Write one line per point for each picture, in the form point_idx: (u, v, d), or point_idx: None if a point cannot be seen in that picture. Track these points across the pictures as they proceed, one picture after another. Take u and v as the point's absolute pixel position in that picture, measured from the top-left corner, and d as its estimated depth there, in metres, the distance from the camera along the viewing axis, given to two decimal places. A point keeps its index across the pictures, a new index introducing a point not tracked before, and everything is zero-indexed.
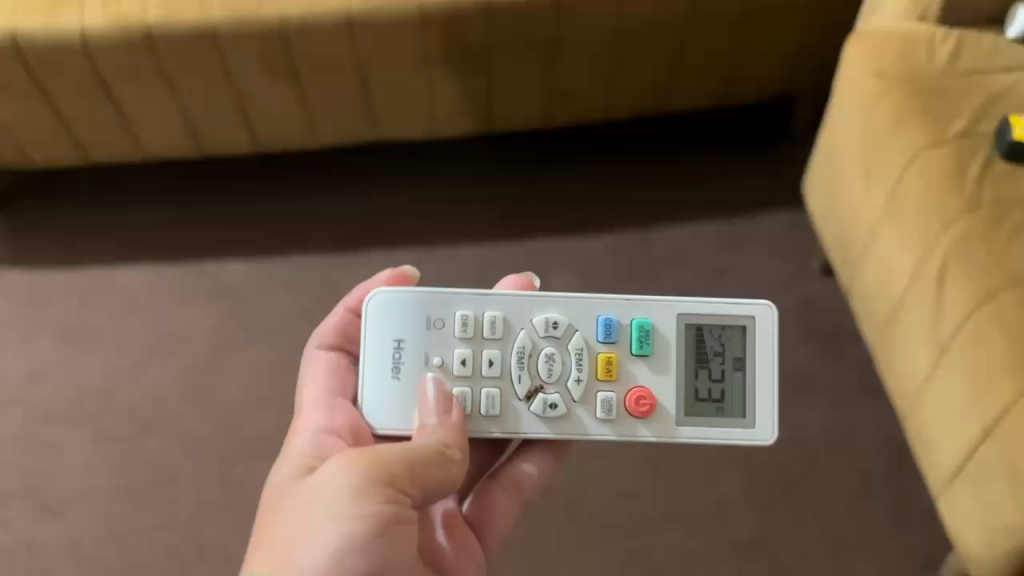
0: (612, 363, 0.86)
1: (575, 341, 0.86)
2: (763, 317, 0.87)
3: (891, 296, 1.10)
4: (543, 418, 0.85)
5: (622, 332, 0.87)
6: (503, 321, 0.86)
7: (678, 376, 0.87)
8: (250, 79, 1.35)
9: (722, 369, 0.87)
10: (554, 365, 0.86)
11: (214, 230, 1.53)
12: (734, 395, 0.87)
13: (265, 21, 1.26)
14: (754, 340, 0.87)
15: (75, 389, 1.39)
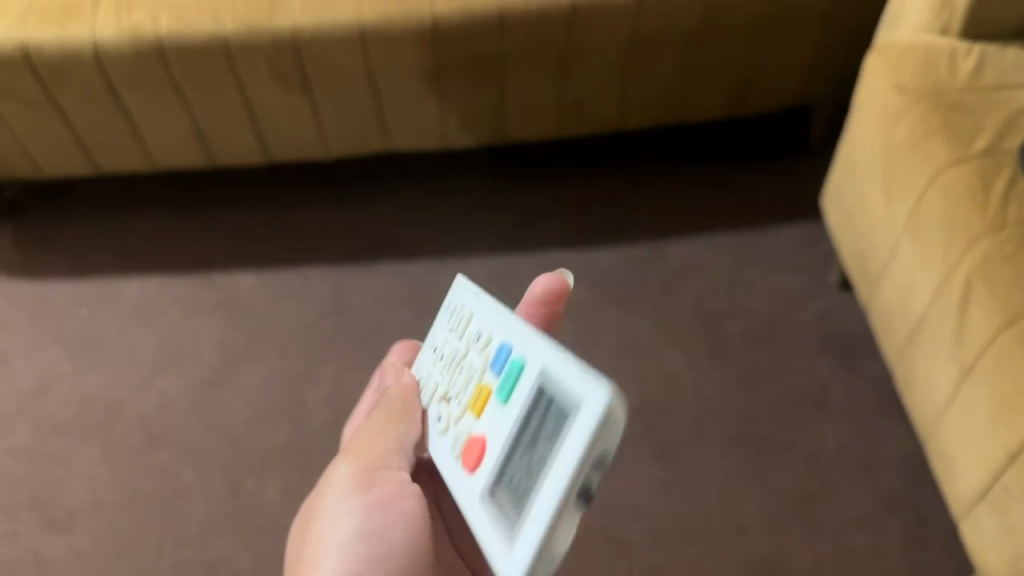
0: (482, 394, 0.66)
1: (485, 359, 0.69)
2: (590, 410, 0.51)
3: (912, 315, 1.08)
4: (434, 431, 0.72)
5: (513, 356, 0.64)
6: (471, 325, 0.74)
7: (537, 445, 0.56)
8: (261, 90, 1.33)
9: (559, 430, 0.54)
10: (462, 383, 0.70)
11: (225, 241, 1.53)
12: (561, 453, 0.53)
13: (277, 33, 1.25)
14: (583, 419, 0.51)
15: (83, 401, 1.38)
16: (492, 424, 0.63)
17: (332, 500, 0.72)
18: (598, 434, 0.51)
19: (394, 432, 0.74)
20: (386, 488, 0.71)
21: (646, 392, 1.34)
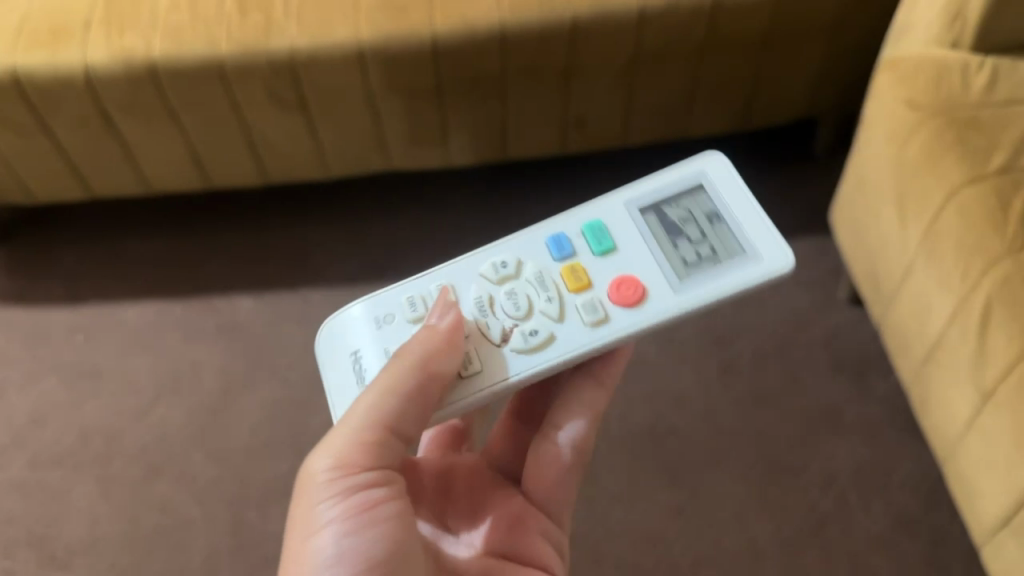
0: (577, 270, 0.81)
1: (529, 271, 0.82)
2: (761, 260, 0.76)
3: (929, 335, 1.05)
4: (528, 349, 0.76)
5: (578, 244, 0.83)
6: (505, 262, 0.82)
7: (647, 243, 0.81)
8: (258, 112, 1.31)
9: (698, 233, 0.80)
10: (547, 287, 0.80)
11: (223, 263, 1.50)
12: (722, 242, 0.78)
13: (274, 53, 1.22)
14: (717, 193, 0.81)
15: (81, 431, 1.35)
16: (631, 312, 0.77)
17: (307, 499, 0.69)
18: (742, 266, 0.76)
19: (363, 423, 0.69)
20: (362, 492, 0.68)
21: (657, 413, 1.32)
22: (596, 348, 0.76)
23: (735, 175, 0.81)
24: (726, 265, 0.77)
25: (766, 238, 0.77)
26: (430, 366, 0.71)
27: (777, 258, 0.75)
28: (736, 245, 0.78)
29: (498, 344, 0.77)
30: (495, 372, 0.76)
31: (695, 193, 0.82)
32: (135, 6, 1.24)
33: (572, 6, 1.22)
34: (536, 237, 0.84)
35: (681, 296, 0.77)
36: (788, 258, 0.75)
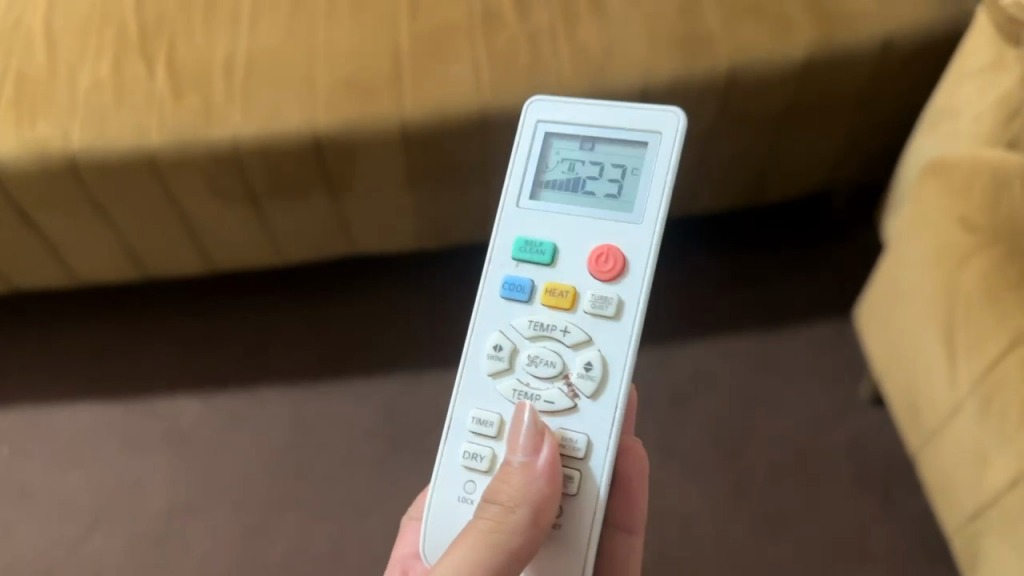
0: (556, 287, 0.72)
1: (521, 327, 0.73)
2: (668, 128, 0.73)
3: (980, 494, 0.91)
4: (591, 383, 0.69)
5: (526, 272, 0.74)
6: (495, 341, 0.73)
7: (579, 213, 0.74)
8: (199, 205, 1.13)
9: (596, 167, 0.75)
10: (548, 326, 0.72)
11: (167, 356, 1.32)
12: (619, 155, 0.74)
13: (213, 146, 1.03)
14: (567, 119, 0.76)
15: (9, 568, 1.19)
16: (642, 267, 0.71)
17: None
18: (666, 143, 0.73)
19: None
20: None
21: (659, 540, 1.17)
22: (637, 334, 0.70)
23: (551, 100, 0.77)
24: (645, 165, 0.73)
25: (636, 114, 0.74)
26: (546, 503, 0.65)
27: (667, 118, 0.73)
28: (630, 146, 0.74)
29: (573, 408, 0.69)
30: (600, 440, 0.68)
31: (551, 144, 0.77)
32: (48, 87, 1.05)
33: (564, 86, 1.04)
34: (487, 306, 0.74)
35: (648, 221, 0.72)
36: (668, 108, 0.73)
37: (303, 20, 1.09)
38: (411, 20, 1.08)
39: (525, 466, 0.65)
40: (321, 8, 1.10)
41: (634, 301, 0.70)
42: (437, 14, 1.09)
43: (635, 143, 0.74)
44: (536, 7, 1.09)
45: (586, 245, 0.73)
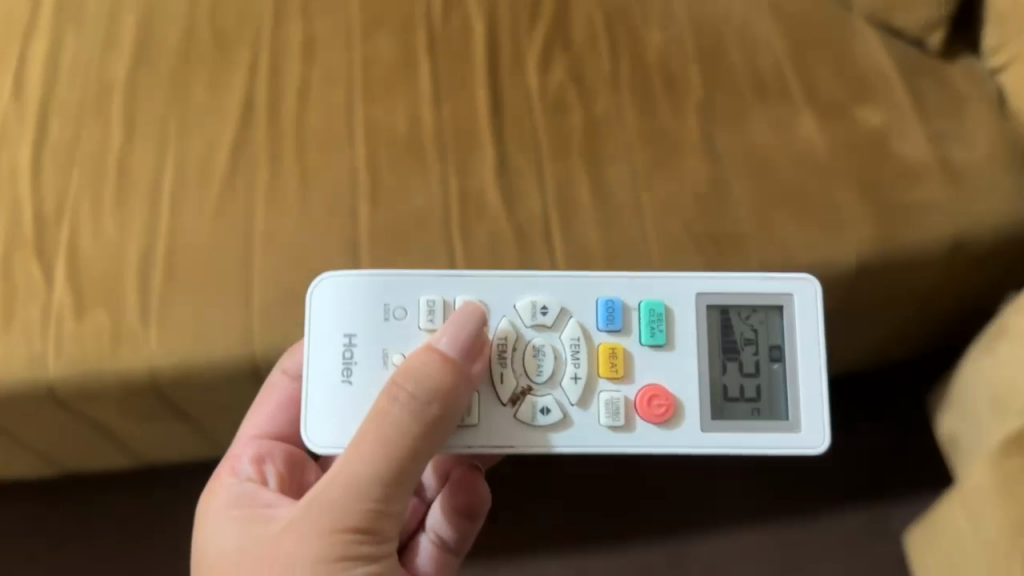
0: (615, 357, 0.61)
1: (568, 331, 0.62)
2: (800, 435, 0.60)
3: None
4: (529, 425, 0.60)
5: (629, 317, 0.62)
6: (544, 313, 0.62)
7: (699, 354, 0.62)
8: (118, 422, 0.92)
9: (754, 360, 0.62)
10: (579, 360, 0.61)
11: (91, 550, 1.11)
12: (773, 394, 0.61)
13: (125, 379, 0.83)
14: (795, 323, 0.62)
15: None
16: (652, 435, 0.60)
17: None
18: (787, 444, 0.60)
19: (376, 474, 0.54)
20: None
21: None
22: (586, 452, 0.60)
23: (823, 319, 0.61)
24: (778, 431, 0.60)
25: (819, 408, 0.60)
26: (461, 401, 0.56)
27: (811, 439, 0.60)
28: (785, 407, 0.61)
29: (505, 406, 0.60)
30: (494, 439, 0.60)
31: (775, 318, 0.62)
32: None
33: None
34: (573, 284, 0.63)
35: (708, 436, 0.60)
36: (823, 445, 0.60)
37: (239, 205, 0.88)
38: (372, 205, 0.88)
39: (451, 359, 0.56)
40: (262, 188, 0.89)
41: (623, 443, 0.60)
42: (405, 197, 0.88)
43: (784, 414, 0.61)
44: (527, 189, 0.89)
45: (662, 374, 0.61)
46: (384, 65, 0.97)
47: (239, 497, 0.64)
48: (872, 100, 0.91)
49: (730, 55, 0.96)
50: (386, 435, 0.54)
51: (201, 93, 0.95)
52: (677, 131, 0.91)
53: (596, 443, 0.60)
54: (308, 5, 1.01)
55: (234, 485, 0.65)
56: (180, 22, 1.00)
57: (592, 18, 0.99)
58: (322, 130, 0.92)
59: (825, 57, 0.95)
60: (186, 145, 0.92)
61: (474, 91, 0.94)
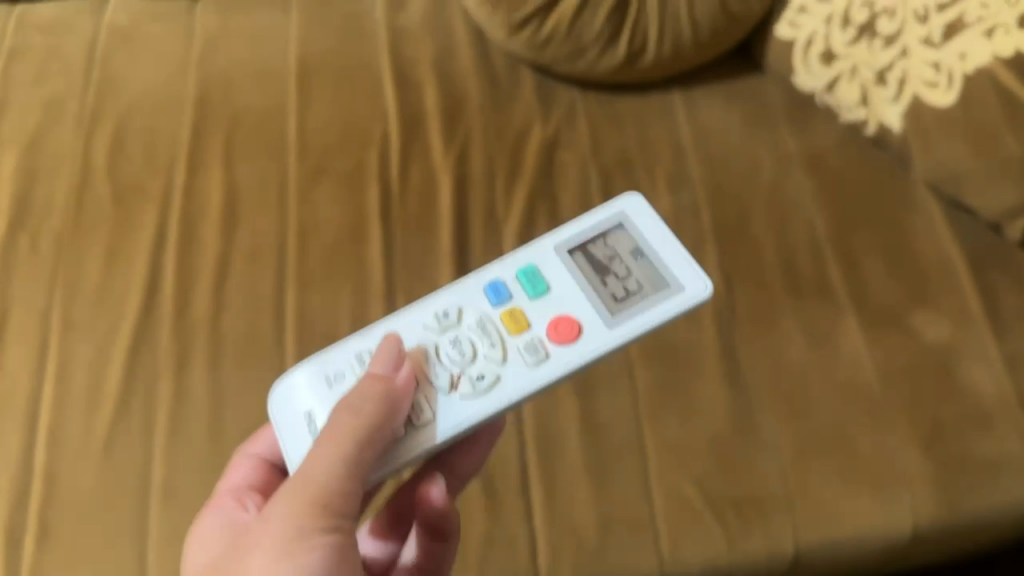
0: (518, 318, 0.55)
1: (467, 317, 0.55)
2: (681, 290, 0.55)
3: None
4: (468, 395, 0.51)
5: (513, 290, 0.56)
6: (437, 306, 0.55)
7: (579, 284, 0.56)
8: None
9: (626, 267, 0.57)
10: (488, 331, 0.54)
11: None
12: (652, 275, 0.56)
13: None
14: (638, 231, 0.58)
15: None
16: (575, 351, 0.53)
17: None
18: (674, 299, 0.55)
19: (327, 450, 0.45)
20: (326, 542, 0.43)
21: None
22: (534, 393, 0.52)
23: (655, 216, 0.59)
24: (667, 296, 0.55)
25: (679, 259, 0.56)
26: (406, 419, 0.49)
27: (692, 287, 0.55)
28: (661, 275, 0.56)
29: (447, 393, 0.51)
30: (456, 426, 0.50)
31: (622, 230, 0.59)
32: None
33: None
34: (459, 291, 0.56)
35: (618, 329, 0.54)
36: (708, 285, 0.55)
37: (134, 439, 0.69)
38: None
39: (396, 381, 0.50)
40: (163, 416, 0.70)
41: (505, 402, 0.51)
42: None
43: (663, 280, 0.56)
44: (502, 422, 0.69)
45: (561, 307, 0.55)
46: (325, 234, 0.77)
47: (219, 534, 0.49)
48: (933, 305, 0.73)
49: (756, 230, 0.77)
50: (339, 432, 0.45)
51: (93, 272, 0.76)
52: (690, 341, 0.72)
53: (534, 391, 0.52)
54: (232, 147, 0.81)
55: (216, 522, 0.50)
56: (72, 171, 0.80)
57: (585, 175, 0.80)
58: (243, 329, 0.73)
59: (873, 240, 0.77)
60: (70, 349, 0.73)
61: (436, 277, 0.75)
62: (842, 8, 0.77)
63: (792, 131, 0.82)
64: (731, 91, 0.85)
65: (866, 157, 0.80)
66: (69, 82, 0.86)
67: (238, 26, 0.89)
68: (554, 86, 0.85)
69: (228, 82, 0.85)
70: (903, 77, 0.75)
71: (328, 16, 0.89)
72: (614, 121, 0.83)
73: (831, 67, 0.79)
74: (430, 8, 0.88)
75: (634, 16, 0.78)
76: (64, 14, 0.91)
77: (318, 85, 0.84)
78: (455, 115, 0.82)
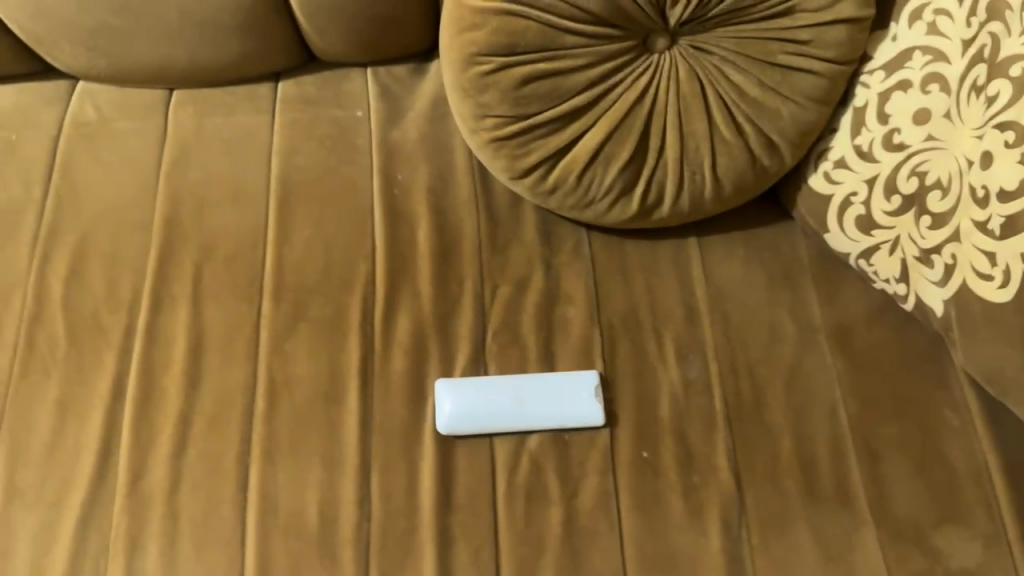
0: (544, 86, 0.67)
1: (511, 102, 0.68)
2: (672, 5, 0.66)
3: None
4: (592, 123, 0.68)
5: (536, 87, 0.67)
6: (486, 111, 0.69)
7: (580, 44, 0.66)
8: None
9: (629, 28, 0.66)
10: (544, 105, 0.68)
11: None
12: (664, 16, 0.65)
13: None
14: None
15: None
16: (607, 58, 0.67)
17: None
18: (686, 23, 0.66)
19: None
20: None
21: None
22: (619, 96, 0.68)
23: None
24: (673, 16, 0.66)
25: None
26: None
27: None
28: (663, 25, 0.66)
29: (564, 106, 0.68)
30: (577, 107, 0.68)
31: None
32: None
33: None
34: (488, 102, 0.68)
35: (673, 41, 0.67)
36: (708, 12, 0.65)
37: None
38: None
39: None
40: None
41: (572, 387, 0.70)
42: None
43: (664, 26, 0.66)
44: None
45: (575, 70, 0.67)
46: (297, 394, 0.70)
47: None
48: (963, 522, 0.65)
49: (772, 417, 0.70)
50: None
51: (41, 427, 0.69)
52: (693, 551, 0.65)
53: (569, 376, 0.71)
54: (201, 283, 0.75)
55: None
56: (25, 304, 0.74)
57: (588, 337, 0.73)
58: (201, 508, 0.66)
59: (902, 437, 0.69)
60: (11, 521, 0.66)
61: (417, 455, 0.69)
62: (888, 172, 0.68)
63: (820, 295, 0.75)
64: (753, 242, 0.77)
65: (899, 331, 0.73)
66: (27, 193, 0.79)
67: (217, 134, 0.82)
68: (559, 227, 0.78)
69: (200, 204, 0.78)
70: (952, 260, 0.66)
71: (315, 126, 0.82)
72: (621, 272, 0.76)
73: (870, 235, 0.70)
74: (427, 127, 0.82)
75: (650, 168, 0.70)
76: (26, 106, 0.84)
77: (300, 213, 0.77)
78: (447, 258, 0.76)
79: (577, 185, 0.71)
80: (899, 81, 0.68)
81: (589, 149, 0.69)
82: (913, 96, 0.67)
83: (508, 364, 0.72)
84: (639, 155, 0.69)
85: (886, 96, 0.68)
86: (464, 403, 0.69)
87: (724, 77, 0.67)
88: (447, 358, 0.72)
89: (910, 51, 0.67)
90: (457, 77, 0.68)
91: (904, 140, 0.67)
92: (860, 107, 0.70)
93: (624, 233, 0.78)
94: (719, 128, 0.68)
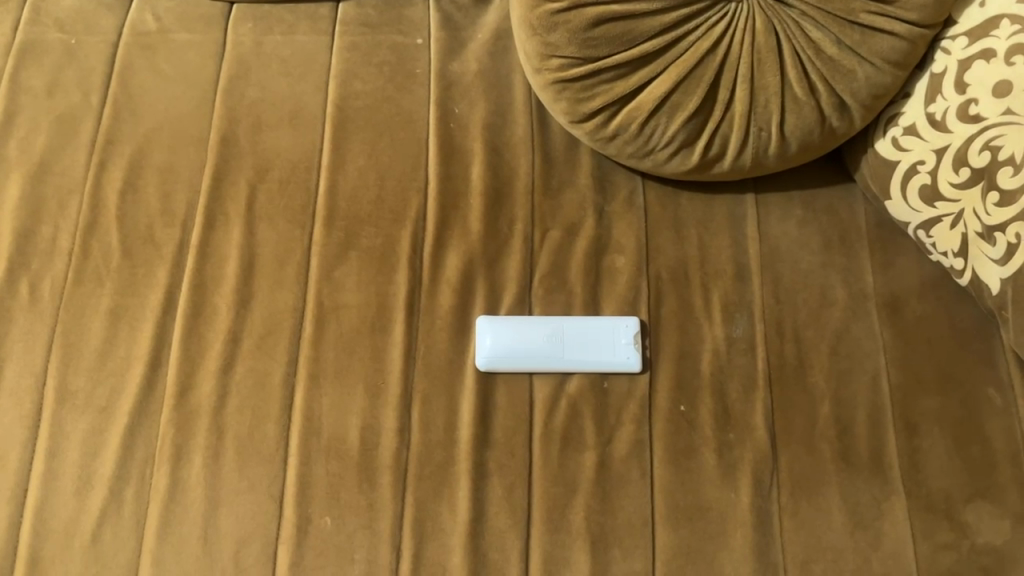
0: (616, 29, 0.65)
1: (579, 45, 0.66)
2: None
3: None
4: (662, 70, 0.67)
5: (607, 30, 0.65)
6: (553, 52, 0.67)
7: None
8: None
9: None
10: (614, 49, 0.66)
11: None
12: None
13: None
14: None
15: None
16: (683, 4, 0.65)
17: None
18: None
19: None
20: None
21: None
22: (693, 44, 0.66)
23: None
24: None
25: None
26: None
27: None
28: None
29: (634, 51, 0.66)
30: (648, 53, 0.66)
31: None
32: None
33: None
34: (554, 44, 0.67)
35: None
36: None
37: (121, 539, 0.65)
38: (292, 565, 0.65)
39: None
40: (153, 515, 0.66)
41: (615, 335, 0.70)
42: (340, 557, 0.65)
43: None
44: (505, 570, 0.65)
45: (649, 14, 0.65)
46: (344, 321, 0.71)
47: None
48: (996, 499, 0.65)
49: (813, 381, 0.70)
50: None
51: (93, 334, 0.71)
52: (722, 506, 0.66)
53: (611, 324, 0.71)
54: (255, 203, 0.75)
55: None
56: (81, 211, 0.75)
57: (635, 287, 0.73)
58: (245, 426, 0.68)
59: (943, 412, 0.68)
60: (63, 423, 0.68)
61: (458, 390, 0.70)
62: (960, 144, 0.66)
63: (874, 264, 0.74)
64: (811, 204, 0.77)
65: (951, 306, 0.72)
66: (86, 99, 0.79)
67: (276, 53, 0.81)
68: (614, 174, 0.77)
69: (256, 123, 0.78)
70: (1015, 240, 0.64)
71: (374, 51, 0.81)
72: (673, 225, 0.76)
73: (934, 206, 0.69)
74: (487, 61, 0.81)
75: (716, 122, 0.69)
76: (87, 11, 0.83)
77: (356, 140, 0.77)
78: (499, 197, 0.76)
79: (639, 133, 0.70)
80: (983, 49, 0.65)
81: (655, 98, 0.68)
82: (996, 66, 0.64)
83: (554, 309, 0.72)
84: (706, 108, 0.68)
85: (966, 64, 0.66)
86: (509, 342, 0.70)
87: (802, 33, 0.65)
88: (493, 298, 0.72)
89: (998, 19, 0.64)
90: (526, 12, 0.67)
91: (980, 112, 0.65)
92: (938, 74, 0.68)
93: (680, 184, 0.77)
94: (790, 85, 0.67)
